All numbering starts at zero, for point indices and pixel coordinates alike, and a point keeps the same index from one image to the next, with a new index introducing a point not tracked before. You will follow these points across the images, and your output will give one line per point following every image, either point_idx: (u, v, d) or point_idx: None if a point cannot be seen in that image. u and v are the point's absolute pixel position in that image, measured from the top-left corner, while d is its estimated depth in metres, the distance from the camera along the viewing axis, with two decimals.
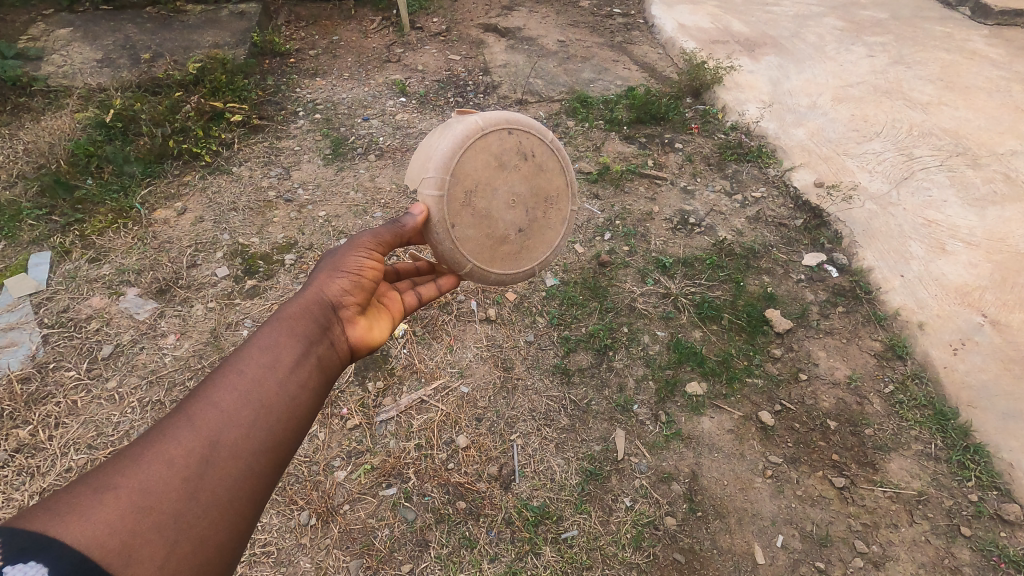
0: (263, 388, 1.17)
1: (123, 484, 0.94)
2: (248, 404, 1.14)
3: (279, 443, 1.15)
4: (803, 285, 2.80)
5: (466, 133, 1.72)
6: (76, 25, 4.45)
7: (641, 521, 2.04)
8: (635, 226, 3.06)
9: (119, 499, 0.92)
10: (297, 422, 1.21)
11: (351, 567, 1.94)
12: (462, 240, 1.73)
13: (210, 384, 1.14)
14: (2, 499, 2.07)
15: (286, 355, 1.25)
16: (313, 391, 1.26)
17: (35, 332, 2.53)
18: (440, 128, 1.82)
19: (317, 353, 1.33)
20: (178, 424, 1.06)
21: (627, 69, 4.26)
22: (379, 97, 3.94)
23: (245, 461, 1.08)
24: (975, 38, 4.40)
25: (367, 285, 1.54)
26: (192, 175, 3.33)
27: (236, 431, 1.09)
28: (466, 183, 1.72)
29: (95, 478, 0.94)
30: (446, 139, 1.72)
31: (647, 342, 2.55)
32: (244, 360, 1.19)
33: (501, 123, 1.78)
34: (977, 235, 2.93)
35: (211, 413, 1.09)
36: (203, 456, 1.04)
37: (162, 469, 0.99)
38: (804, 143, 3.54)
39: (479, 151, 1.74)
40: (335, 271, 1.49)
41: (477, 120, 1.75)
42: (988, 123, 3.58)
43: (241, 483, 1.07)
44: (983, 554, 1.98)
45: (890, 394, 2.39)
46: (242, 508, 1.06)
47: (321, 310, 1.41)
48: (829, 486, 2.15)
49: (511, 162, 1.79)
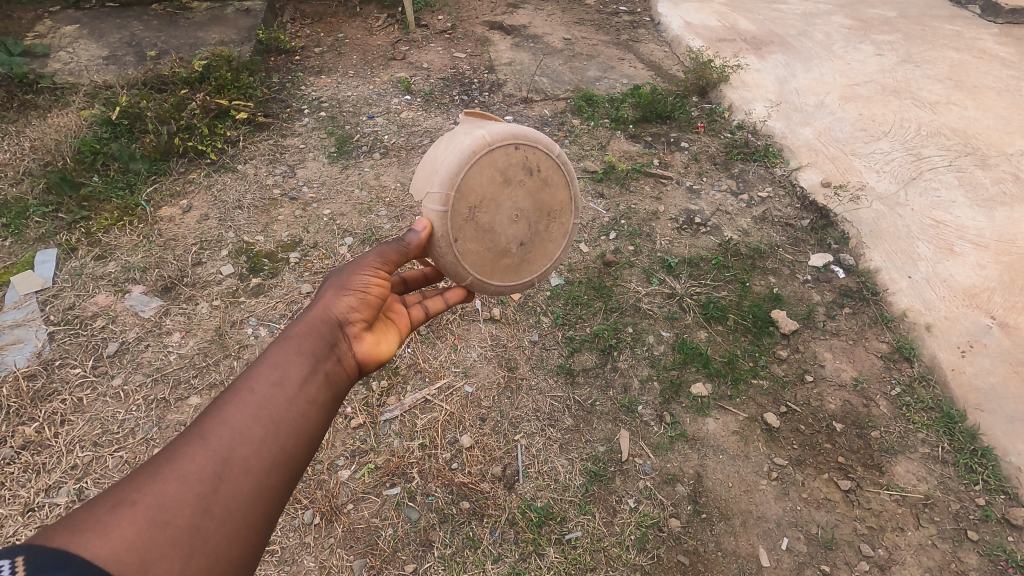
0: (273, 404, 1.17)
1: (139, 500, 0.96)
2: (258, 420, 1.13)
3: (290, 459, 1.15)
4: (810, 286, 2.79)
5: (473, 148, 1.69)
6: (82, 22, 4.46)
7: (645, 523, 2.04)
8: (641, 226, 3.05)
9: (136, 515, 0.94)
10: (308, 437, 1.20)
11: (354, 567, 1.94)
12: (464, 253, 1.72)
13: (222, 401, 1.14)
14: (7, 496, 2.07)
15: (295, 370, 1.24)
16: (323, 406, 1.25)
17: (41, 329, 2.54)
18: (446, 138, 1.77)
19: (327, 368, 1.31)
20: (191, 441, 1.07)
21: (633, 67, 4.24)
22: (384, 94, 3.93)
23: (256, 476, 1.09)
24: (985, 36, 4.36)
25: (374, 300, 1.52)
26: (198, 172, 3.34)
27: (247, 447, 1.10)
28: (471, 198, 1.70)
29: (113, 494, 0.97)
30: (452, 154, 1.68)
31: (651, 342, 2.55)
32: (254, 377, 1.19)
33: (508, 138, 1.75)
34: (986, 237, 2.91)
35: (224, 429, 1.10)
36: (215, 472, 1.04)
37: (176, 485, 1.00)
38: (811, 143, 3.52)
39: (485, 167, 1.71)
40: (342, 287, 1.46)
41: (485, 135, 1.71)
42: (998, 123, 3.55)
43: (253, 497, 1.07)
44: (990, 559, 1.97)
45: (897, 396, 2.37)
46: (255, 523, 1.06)
47: (329, 326, 1.40)
48: (835, 488, 2.14)
49: (516, 177, 1.77)
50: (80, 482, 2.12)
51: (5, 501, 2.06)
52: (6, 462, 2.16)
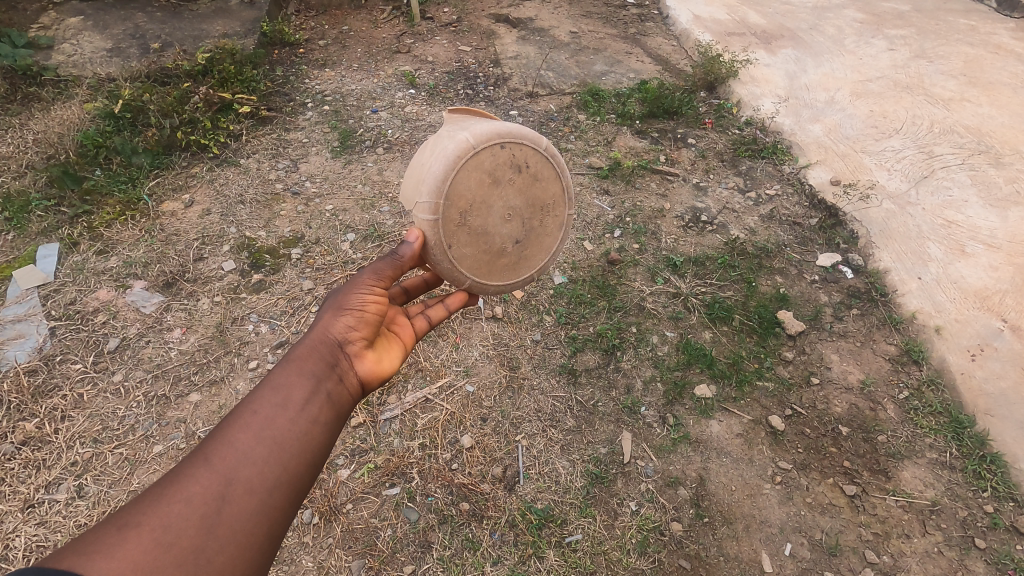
0: (276, 424, 1.16)
1: (145, 521, 0.96)
2: (262, 439, 1.13)
3: (293, 479, 1.14)
4: (817, 286, 2.74)
5: (458, 152, 1.64)
6: (87, 13, 4.43)
7: (647, 526, 2.01)
8: (646, 224, 3.00)
9: (142, 535, 0.94)
10: (312, 457, 1.19)
11: (353, 567, 1.93)
12: (460, 259, 1.70)
13: (228, 422, 1.14)
14: (8, 492, 2.07)
15: (297, 391, 1.23)
16: (326, 425, 1.24)
17: (42, 324, 2.54)
18: (430, 143, 1.73)
19: (329, 387, 1.30)
20: (196, 463, 1.06)
21: (641, 61, 4.19)
22: (388, 88, 3.89)
23: (260, 495, 1.07)
24: (1000, 31, 4.27)
25: (372, 318, 1.49)
26: (200, 166, 3.32)
27: (251, 467, 1.09)
28: (461, 204, 1.67)
29: (119, 517, 0.97)
30: (437, 161, 1.64)
31: (656, 342, 2.52)
32: (256, 399, 1.18)
33: (493, 138, 1.69)
34: (998, 237, 2.85)
35: (227, 451, 1.09)
36: (220, 492, 1.04)
37: (181, 507, 1.00)
38: (821, 139, 3.46)
39: (472, 170, 1.66)
40: (340, 308, 1.44)
41: (468, 137, 1.66)
42: (1013, 120, 3.48)
43: (257, 516, 1.06)
44: (997, 567, 1.94)
45: (904, 400, 2.33)
46: (261, 543, 1.06)
47: (329, 347, 1.38)
48: (840, 494, 2.10)
49: (505, 176, 1.72)
50: (79, 479, 2.12)
51: (6, 497, 2.06)
52: (7, 458, 2.16)
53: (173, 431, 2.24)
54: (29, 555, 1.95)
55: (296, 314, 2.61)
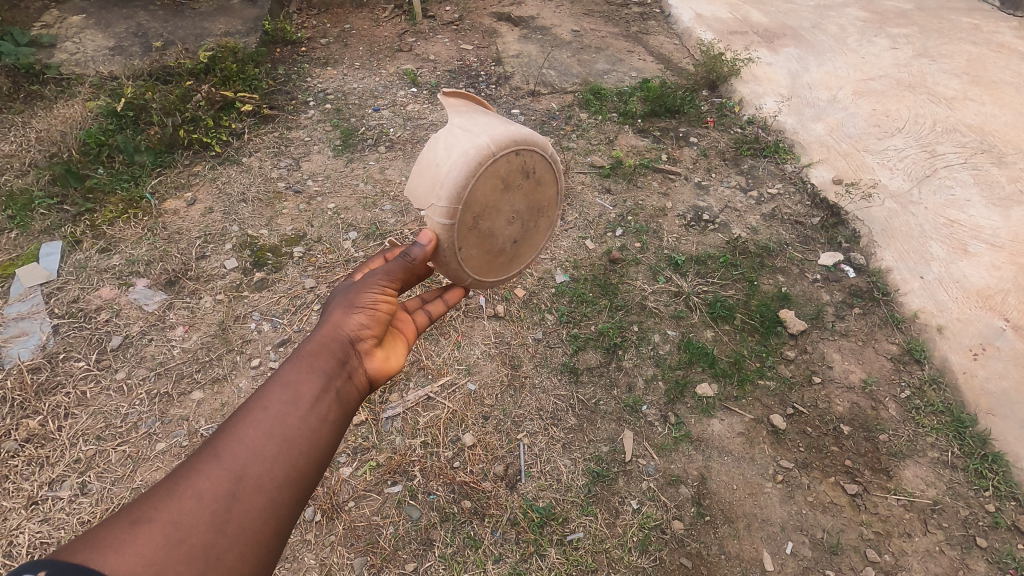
0: (285, 421, 1.16)
1: (157, 517, 0.97)
2: (273, 437, 1.13)
3: (302, 476, 1.14)
4: (819, 285, 2.74)
5: (478, 159, 1.59)
6: (89, 12, 4.43)
7: (647, 525, 2.02)
8: (647, 223, 3.00)
9: (153, 532, 0.95)
10: (321, 454, 1.19)
11: (355, 565, 1.94)
12: (467, 260, 1.71)
13: (239, 418, 1.14)
14: (12, 489, 2.08)
15: (307, 389, 1.23)
16: (335, 424, 1.24)
17: (45, 321, 2.55)
18: (445, 140, 1.63)
19: (338, 385, 1.30)
20: (207, 459, 1.07)
21: (642, 60, 4.18)
22: (390, 86, 3.89)
23: (269, 492, 1.08)
24: (1002, 30, 4.26)
25: (383, 317, 1.50)
26: (202, 165, 3.32)
27: (260, 465, 1.09)
28: (474, 209, 1.64)
29: (131, 511, 0.97)
30: (457, 165, 1.57)
31: (657, 341, 2.52)
32: (267, 396, 1.19)
33: (511, 145, 1.65)
34: (1001, 237, 2.85)
35: (238, 447, 1.09)
36: (230, 489, 1.04)
37: (192, 503, 1.00)
38: (823, 138, 3.46)
39: (489, 177, 1.63)
40: (351, 306, 1.45)
41: (488, 143, 1.61)
42: (1016, 119, 3.47)
43: (265, 514, 1.06)
44: (998, 566, 1.94)
45: (906, 399, 2.33)
46: (268, 541, 1.06)
47: (338, 345, 1.38)
48: (841, 492, 2.10)
49: (515, 182, 1.71)
50: (83, 476, 2.12)
51: (10, 494, 2.07)
52: (9, 455, 2.17)
53: (175, 429, 2.25)
54: (32, 552, 1.96)
55: (297, 313, 2.61)
